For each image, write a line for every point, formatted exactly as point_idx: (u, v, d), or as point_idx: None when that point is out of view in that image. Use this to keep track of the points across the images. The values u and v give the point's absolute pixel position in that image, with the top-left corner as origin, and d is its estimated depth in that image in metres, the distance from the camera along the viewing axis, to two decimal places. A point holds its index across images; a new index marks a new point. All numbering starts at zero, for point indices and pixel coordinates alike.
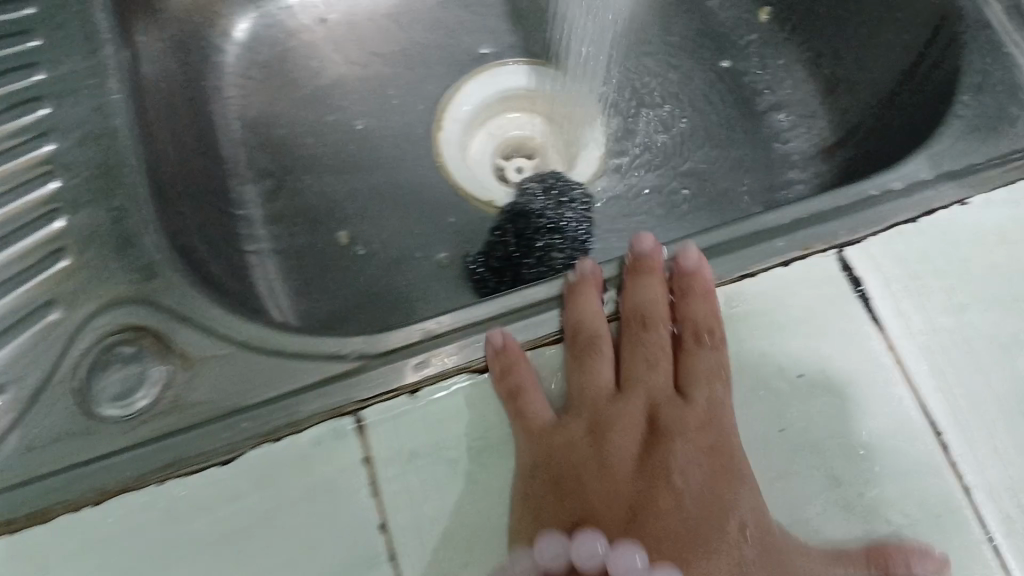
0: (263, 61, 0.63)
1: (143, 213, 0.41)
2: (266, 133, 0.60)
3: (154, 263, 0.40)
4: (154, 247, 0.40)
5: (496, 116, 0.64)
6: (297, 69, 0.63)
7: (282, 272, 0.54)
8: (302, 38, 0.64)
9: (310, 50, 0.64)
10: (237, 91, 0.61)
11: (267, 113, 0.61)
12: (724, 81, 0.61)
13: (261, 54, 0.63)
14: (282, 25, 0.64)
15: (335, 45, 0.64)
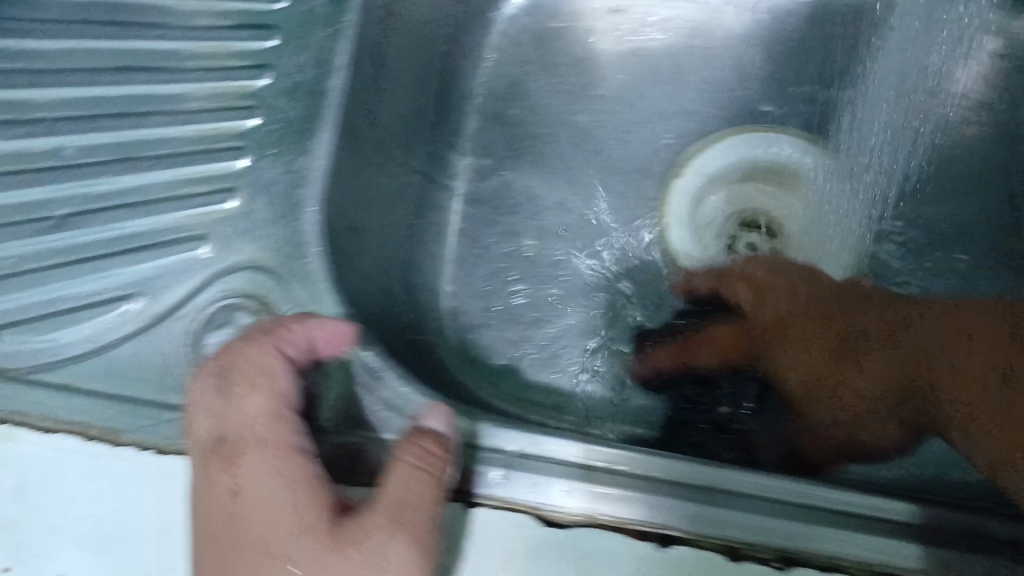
0: (539, 31, 0.58)
1: (312, 187, 0.40)
2: (506, 112, 0.57)
3: (304, 243, 0.39)
4: (310, 227, 0.39)
5: (747, 182, 0.57)
6: (567, 50, 0.58)
7: (459, 263, 0.55)
8: (586, 18, 0.59)
9: (589, 33, 0.59)
10: (494, 58, 0.58)
11: (515, 92, 0.58)
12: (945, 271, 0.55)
13: (537, 24, 0.58)
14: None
15: (616, 40, 0.59)
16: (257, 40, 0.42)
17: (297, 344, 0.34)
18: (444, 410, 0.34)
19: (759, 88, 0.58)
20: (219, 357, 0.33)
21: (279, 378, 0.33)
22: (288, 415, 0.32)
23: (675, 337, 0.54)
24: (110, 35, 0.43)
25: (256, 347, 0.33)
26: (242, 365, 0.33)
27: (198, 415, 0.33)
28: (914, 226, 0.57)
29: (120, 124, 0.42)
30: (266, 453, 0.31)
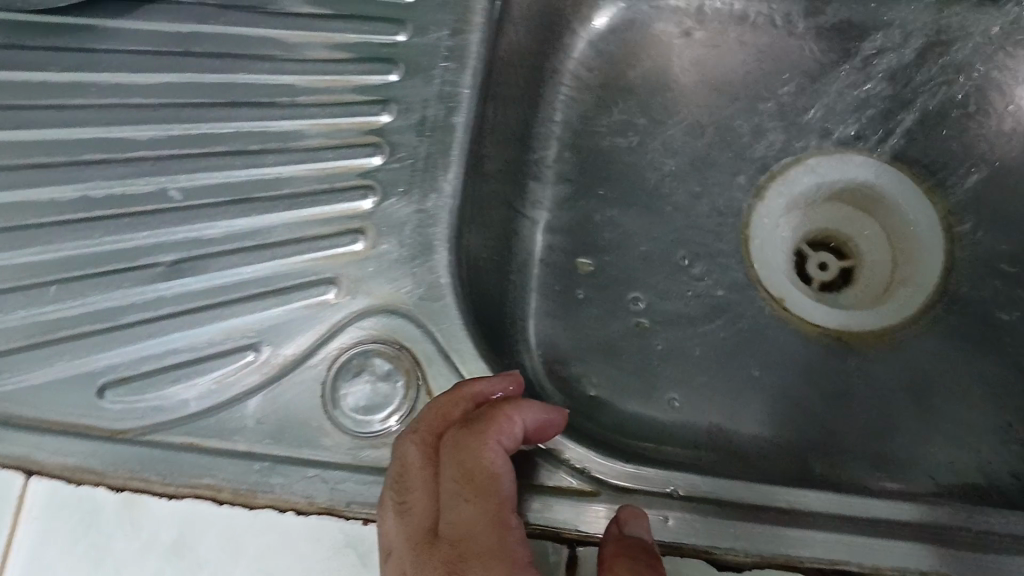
0: (614, 58, 0.58)
1: (445, 226, 0.39)
2: (585, 138, 0.57)
3: (439, 284, 0.38)
4: (444, 267, 0.38)
5: (819, 207, 0.59)
6: (642, 75, 0.58)
7: (545, 294, 0.53)
8: (659, 45, 0.59)
9: (663, 57, 0.58)
10: (569, 86, 0.58)
11: (592, 119, 0.57)
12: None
13: (612, 51, 0.58)
14: (644, 25, 0.59)
15: (691, 64, 0.58)
16: (377, 75, 0.41)
17: (513, 431, 0.32)
18: (638, 512, 0.32)
19: (836, 105, 0.57)
20: (434, 425, 0.33)
21: (494, 472, 0.31)
22: (505, 514, 0.30)
23: (768, 363, 0.52)
24: (219, 70, 0.41)
25: (474, 430, 0.32)
26: (461, 451, 0.31)
27: (409, 491, 0.31)
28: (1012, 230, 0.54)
29: (233, 162, 0.40)
30: (482, 551, 0.28)
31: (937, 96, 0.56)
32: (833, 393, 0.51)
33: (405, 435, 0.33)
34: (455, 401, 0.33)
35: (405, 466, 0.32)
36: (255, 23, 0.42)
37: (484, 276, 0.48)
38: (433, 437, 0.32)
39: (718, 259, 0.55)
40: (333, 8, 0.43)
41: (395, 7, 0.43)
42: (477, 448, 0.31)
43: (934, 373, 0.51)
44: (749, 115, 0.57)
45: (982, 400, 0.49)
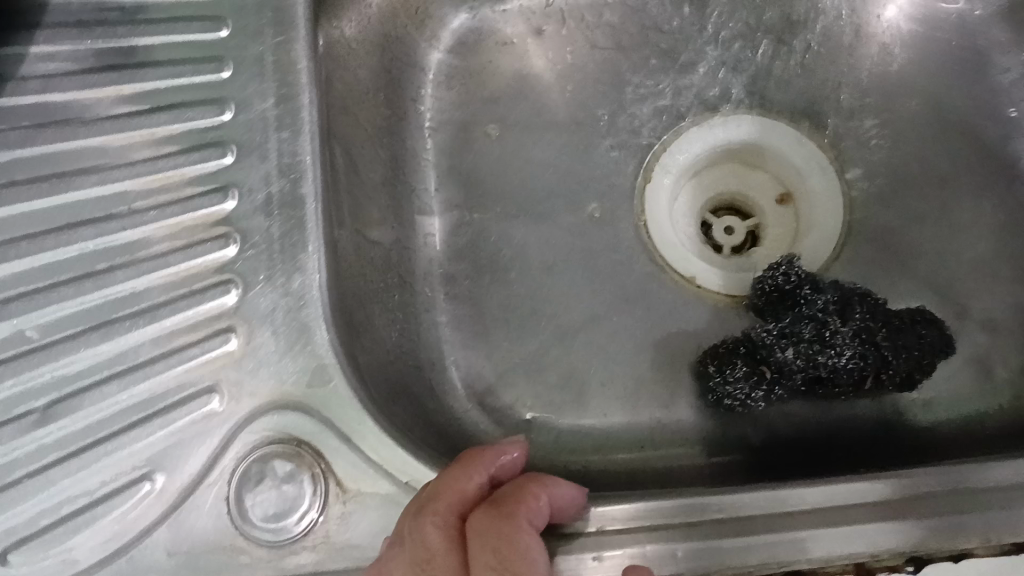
0: (472, 72, 0.56)
1: (319, 305, 0.37)
2: (461, 160, 0.55)
3: (326, 367, 0.36)
4: (327, 348, 0.37)
5: (708, 170, 0.58)
6: (503, 82, 0.56)
7: (457, 328, 0.52)
8: (514, 48, 0.57)
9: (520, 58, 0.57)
10: (432, 111, 0.56)
11: (463, 138, 0.55)
12: (941, 202, 0.52)
13: (466, 64, 0.56)
14: (495, 31, 0.57)
15: (549, 59, 0.57)
16: (211, 162, 0.39)
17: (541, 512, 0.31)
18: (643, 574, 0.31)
19: (700, 72, 0.56)
20: (456, 505, 0.31)
21: (530, 555, 0.29)
22: None
23: (693, 344, 0.52)
24: (47, 193, 0.38)
25: (507, 513, 0.31)
26: (489, 533, 0.30)
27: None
28: (895, 149, 0.54)
29: (82, 287, 0.37)
30: None
31: (796, 40, 0.56)
32: (752, 343, 0.48)
33: (422, 514, 0.31)
34: (473, 479, 0.33)
35: (429, 552, 0.30)
36: (70, 134, 0.39)
37: (380, 334, 0.47)
38: (455, 516, 0.31)
39: (621, 250, 0.54)
40: (151, 99, 0.40)
41: (213, 85, 0.40)
42: (507, 530, 0.30)
43: (840, 299, 0.47)
44: (620, 99, 0.56)
45: (883, 312, 0.47)
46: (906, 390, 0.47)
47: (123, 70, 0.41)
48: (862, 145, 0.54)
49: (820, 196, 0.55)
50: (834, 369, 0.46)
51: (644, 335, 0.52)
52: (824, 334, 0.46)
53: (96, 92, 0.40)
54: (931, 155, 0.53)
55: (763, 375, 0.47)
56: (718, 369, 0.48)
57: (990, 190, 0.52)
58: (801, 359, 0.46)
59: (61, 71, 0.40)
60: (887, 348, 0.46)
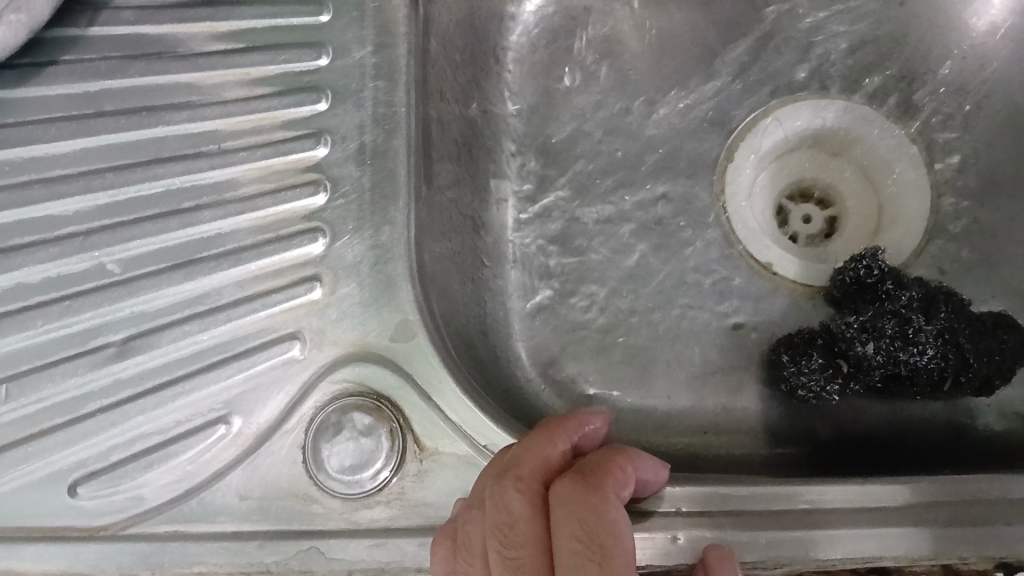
0: (558, 36, 0.55)
1: (405, 260, 0.37)
2: (540, 127, 0.54)
3: (408, 324, 0.36)
4: (410, 304, 0.36)
5: (790, 154, 0.56)
6: (589, 49, 0.55)
7: (525, 296, 0.51)
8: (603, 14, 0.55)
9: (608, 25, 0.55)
10: (514, 73, 0.54)
11: (544, 105, 0.54)
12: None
13: (552, 29, 0.55)
14: None
15: (638, 29, 0.55)
16: (305, 106, 0.39)
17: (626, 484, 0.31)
18: (726, 556, 0.31)
19: (793, 53, 0.54)
20: (538, 471, 0.31)
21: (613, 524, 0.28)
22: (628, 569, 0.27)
23: (765, 332, 0.50)
24: (135, 127, 0.38)
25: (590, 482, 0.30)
26: (571, 501, 0.29)
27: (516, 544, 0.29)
28: (991, 149, 0.52)
29: (168, 223, 0.37)
30: None
31: (896, 26, 0.54)
32: (829, 335, 0.47)
33: (502, 478, 0.31)
34: (555, 445, 0.32)
35: (510, 517, 0.30)
36: (162, 68, 0.39)
37: (452, 295, 0.46)
38: (536, 482, 0.30)
39: (696, 231, 0.53)
40: (245, 39, 0.40)
41: (310, 28, 0.40)
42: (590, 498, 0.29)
43: (926, 297, 0.46)
44: (707, 76, 0.55)
45: (968, 315, 0.45)
46: (984, 395, 0.46)
47: (218, 7, 0.40)
48: (956, 143, 0.52)
49: (907, 192, 0.53)
50: (915, 368, 0.45)
51: (714, 318, 0.51)
52: (908, 331, 0.44)
53: (190, 27, 0.40)
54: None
55: (839, 369, 0.46)
56: (792, 359, 0.47)
57: None
58: (882, 355, 0.45)
59: (156, 3, 0.40)
60: (971, 352, 0.44)
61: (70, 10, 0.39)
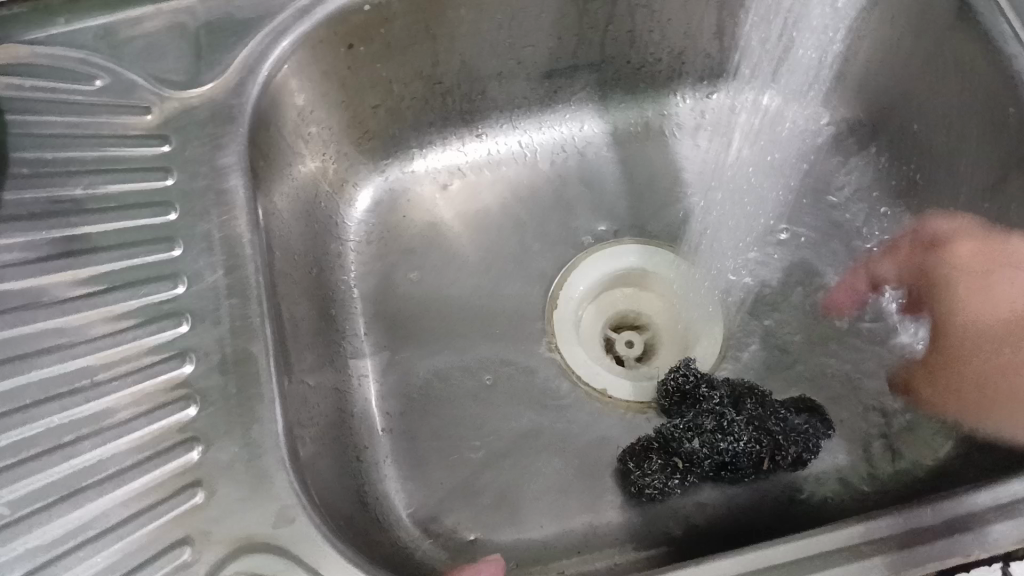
0: (388, 227, 0.63)
1: (278, 450, 0.41)
2: (385, 306, 0.61)
3: (287, 507, 0.39)
4: (288, 489, 0.40)
5: (607, 293, 0.65)
6: (418, 234, 0.63)
7: (397, 460, 0.56)
8: (425, 204, 0.64)
9: (430, 211, 0.64)
10: (357, 264, 0.62)
11: (387, 286, 0.61)
12: (800, 302, 0.61)
13: (384, 221, 0.63)
14: (406, 190, 0.64)
15: (456, 211, 0.64)
16: (168, 330, 0.43)
17: None
18: None
19: (586, 210, 0.65)
20: None
21: None
22: None
23: (613, 449, 0.57)
24: (9, 375, 0.41)
25: None
26: None
27: None
28: (756, 261, 0.63)
29: (49, 459, 0.39)
30: None
31: (664, 180, 0.66)
32: (663, 440, 0.53)
33: None
34: None
35: None
36: (30, 318, 0.43)
37: (329, 472, 0.50)
38: None
39: (538, 372, 0.60)
40: (105, 281, 0.44)
41: (165, 262, 0.45)
42: None
43: (732, 392, 0.55)
44: (522, 239, 0.64)
45: (770, 401, 0.54)
46: (800, 469, 0.53)
47: (76, 257, 0.45)
48: (731, 260, 0.63)
49: (703, 308, 0.62)
50: (736, 452, 0.51)
51: (568, 446, 0.57)
52: (722, 422, 0.52)
53: (52, 278, 0.44)
54: (785, 264, 0.63)
55: (677, 466, 0.52)
56: (637, 464, 0.53)
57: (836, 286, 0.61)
58: (706, 447, 0.51)
59: (16, 262, 0.44)
60: (777, 432, 0.52)
61: None
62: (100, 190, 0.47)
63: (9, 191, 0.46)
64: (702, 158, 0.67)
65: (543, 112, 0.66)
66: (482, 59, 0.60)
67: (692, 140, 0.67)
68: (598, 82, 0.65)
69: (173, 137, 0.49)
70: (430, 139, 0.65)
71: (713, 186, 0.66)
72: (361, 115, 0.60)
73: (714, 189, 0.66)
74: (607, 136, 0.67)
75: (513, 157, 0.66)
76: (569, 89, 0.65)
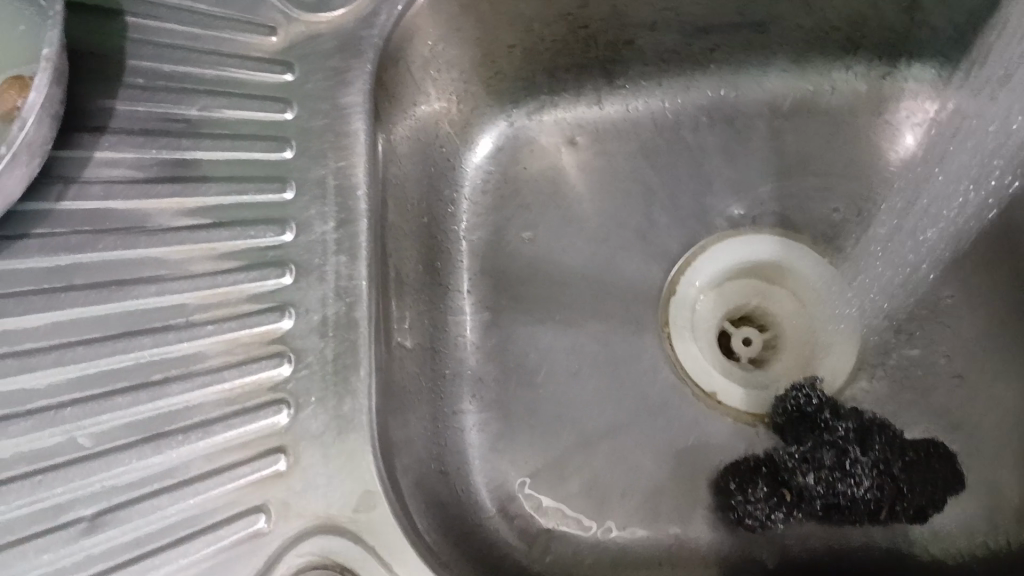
0: (507, 179, 0.59)
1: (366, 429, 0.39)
2: (492, 265, 0.57)
3: (371, 493, 0.38)
4: (374, 474, 0.38)
5: (732, 283, 0.59)
6: (537, 191, 0.59)
7: (484, 430, 0.53)
8: (549, 159, 0.60)
9: (553, 167, 0.59)
10: (469, 214, 0.58)
11: (496, 242, 0.57)
12: (950, 330, 0.54)
13: (504, 172, 0.59)
14: (530, 140, 0.60)
15: (581, 171, 0.59)
16: (271, 279, 0.41)
17: None
18: None
19: (723, 189, 0.59)
20: None
21: None
22: None
23: (713, 457, 0.53)
24: (106, 299, 0.39)
25: None
26: None
27: None
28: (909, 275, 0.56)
29: (137, 397, 0.38)
30: None
31: (816, 167, 0.59)
32: (774, 464, 0.49)
33: None
34: None
35: None
36: (132, 242, 0.40)
37: (413, 439, 0.48)
38: None
39: (644, 360, 0.55)
40: (211, 215, 0.42)
41: (274, 205, 0.43)
42: None
43: (861, 427, 0.49)
44: (648, 211, 0.58)
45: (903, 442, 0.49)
46: (920, 522, 0.48)
47: (184, 184, 0.42)
48: (883, 268, 0.56)
49: (840, 318, 0.57)
50: (853, 498, 0.47)
51: (665, 446, 0.53)
52: (846, 462, 0.47)
53: (158, 202, 0.41)
54: (941, 283, 0.55)
55: (783, 498, 0.48)
56: (739, 487, 0.49)
57: (998, 316, 0.54)
58: (822, 485, 0.47)
59: (124, 179, 0.41)
60: (903, 482, 0.47)
61: (38, 186, 0.40)
62: (215, 113, 0.44)
63: (122, 100, 0.43)
64: (865, 148, 0.60)
65: (693, 74, 0.59)
66: (638, 7, 0.53)
67: (857, 128, 0.60)
68: (761, 48, 0.58)
69: (298, 68, 0.46)
70: (564, 89, 0.59)
71: (875, 183, 0.59)
72: (497, 56, 0.55)
73: (874, 187, 0.59)
74: (761, 109, 0.60)
75: (652, 118, 0.60)
76: (727, 52, 0.58)
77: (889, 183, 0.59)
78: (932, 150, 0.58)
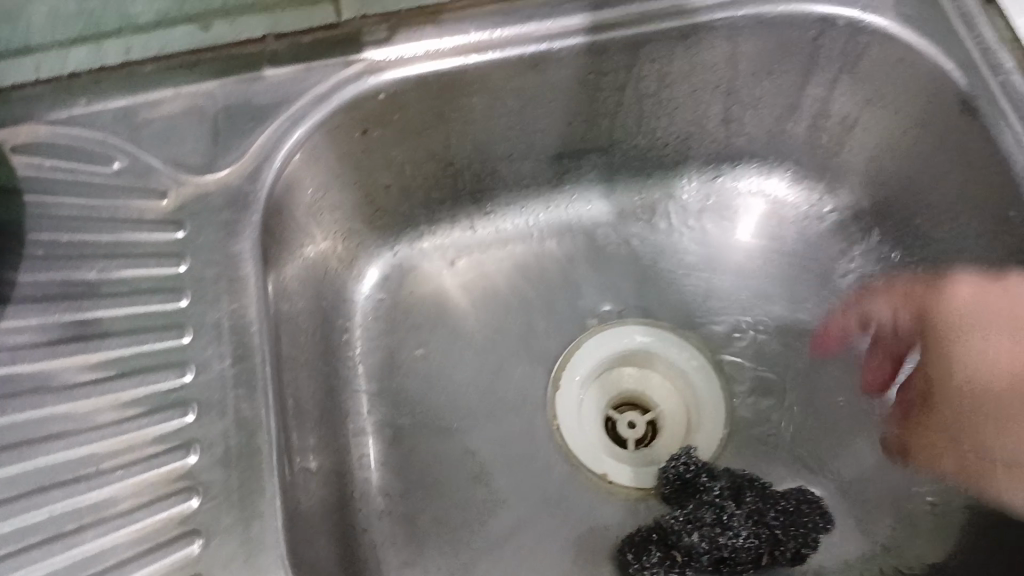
0: (396, 304, 0.64)
1: (276, 546, 0.41)
2: (389, 385, 0.61)
3: None
4: None
5: (610, 371, 0.64)
6: (425, 312, 0.64)
7: (395, 542, 0.56)
8: (433, 282, 0.65)
9: (437, 289, 0.65)
10: (363, 340, 0.62)
11: (391, 364, 0.62)
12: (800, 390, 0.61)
13: (393, 298, 0.64)
14: (414, 267, 0.65)
15: (463, 289, 0.65)
16: (174, 419, 0.44)
17: None
18: None
19: (591, 290, 0.65)
20: None
21: None
22: None
23: (611, 537, 0.57)
24: (18, 459, 0.42)
25: None
26: None
27: None
28: (759, 348, 0.63)
29: (51, 549, 0.40)
30: None
31: (668, 262, 0.67)
32: (664, 530, 0.53)
33: None
34: None
35: None
36: (39, 402, 0.43)
37: (328, 559, 0.50)
38: None
39: (539, 455, 0.60)
40: (116, 366, 0.45)
41: (174, 351, 0.46)
42: None
43: (735, 483, 0.55)
44: (528, 319, 0.64)
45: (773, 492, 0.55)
46: (799, 564, 0.54)
47: (87, 342, 0.45)
48: (736, 345, 0.63)
49: (705, 392, 0.63)
50: (738, 549, 0.51)
51: (566, 532, 0.57)
52: (724, 516, 0.52)
53: (62, 362, 0.44)
54: (788, 351, 0.63)
55: (675, 559, 0.52)
56: (635, 556, 0.53)
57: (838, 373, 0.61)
58: (706, 541, 0.51)
59: (29, 344, 0.45)
60: (775, 526, 0.53)
61: None
62: (113, 274, 0.48)
63: (24, 272, 0.46)
64: (708, 239, 0.67)
65: (553, 193, 0.67)
66: (494, 141, 0.60)
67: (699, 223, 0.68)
68: (607, 166, 0.66)
69: (188, 223, 0.50)
70: (439, 217, 0.65)
71: (721, 269, 0.66)
72: (374, 195, 0.61)
73: (722, 272, 0.66)
74: (614, 218, 0.68)
75: (522, 236, 0.67)
76: (577, 172, 0.66)
77: (732, 266, 0.66)
78: (763, 235, 0.67)
